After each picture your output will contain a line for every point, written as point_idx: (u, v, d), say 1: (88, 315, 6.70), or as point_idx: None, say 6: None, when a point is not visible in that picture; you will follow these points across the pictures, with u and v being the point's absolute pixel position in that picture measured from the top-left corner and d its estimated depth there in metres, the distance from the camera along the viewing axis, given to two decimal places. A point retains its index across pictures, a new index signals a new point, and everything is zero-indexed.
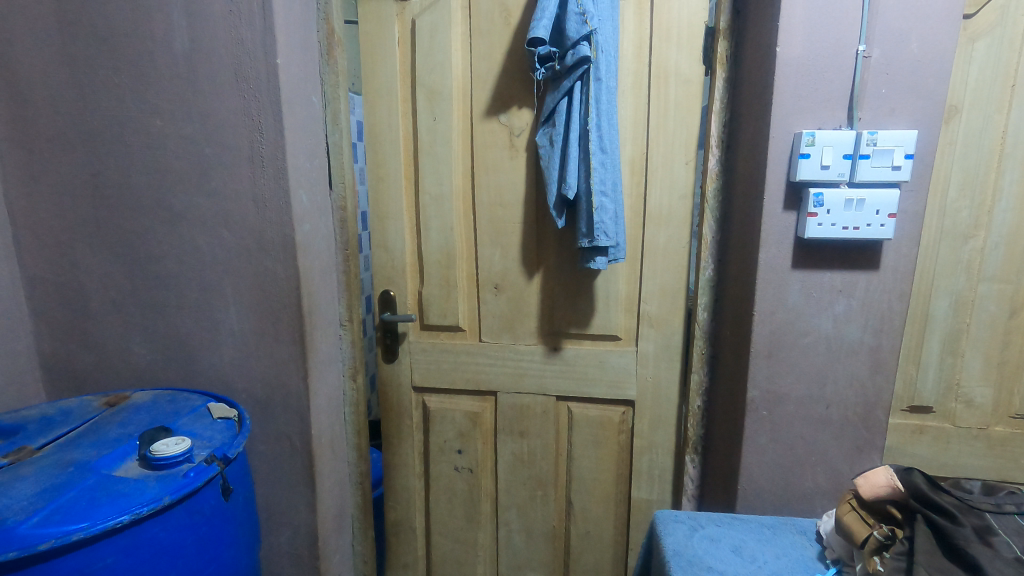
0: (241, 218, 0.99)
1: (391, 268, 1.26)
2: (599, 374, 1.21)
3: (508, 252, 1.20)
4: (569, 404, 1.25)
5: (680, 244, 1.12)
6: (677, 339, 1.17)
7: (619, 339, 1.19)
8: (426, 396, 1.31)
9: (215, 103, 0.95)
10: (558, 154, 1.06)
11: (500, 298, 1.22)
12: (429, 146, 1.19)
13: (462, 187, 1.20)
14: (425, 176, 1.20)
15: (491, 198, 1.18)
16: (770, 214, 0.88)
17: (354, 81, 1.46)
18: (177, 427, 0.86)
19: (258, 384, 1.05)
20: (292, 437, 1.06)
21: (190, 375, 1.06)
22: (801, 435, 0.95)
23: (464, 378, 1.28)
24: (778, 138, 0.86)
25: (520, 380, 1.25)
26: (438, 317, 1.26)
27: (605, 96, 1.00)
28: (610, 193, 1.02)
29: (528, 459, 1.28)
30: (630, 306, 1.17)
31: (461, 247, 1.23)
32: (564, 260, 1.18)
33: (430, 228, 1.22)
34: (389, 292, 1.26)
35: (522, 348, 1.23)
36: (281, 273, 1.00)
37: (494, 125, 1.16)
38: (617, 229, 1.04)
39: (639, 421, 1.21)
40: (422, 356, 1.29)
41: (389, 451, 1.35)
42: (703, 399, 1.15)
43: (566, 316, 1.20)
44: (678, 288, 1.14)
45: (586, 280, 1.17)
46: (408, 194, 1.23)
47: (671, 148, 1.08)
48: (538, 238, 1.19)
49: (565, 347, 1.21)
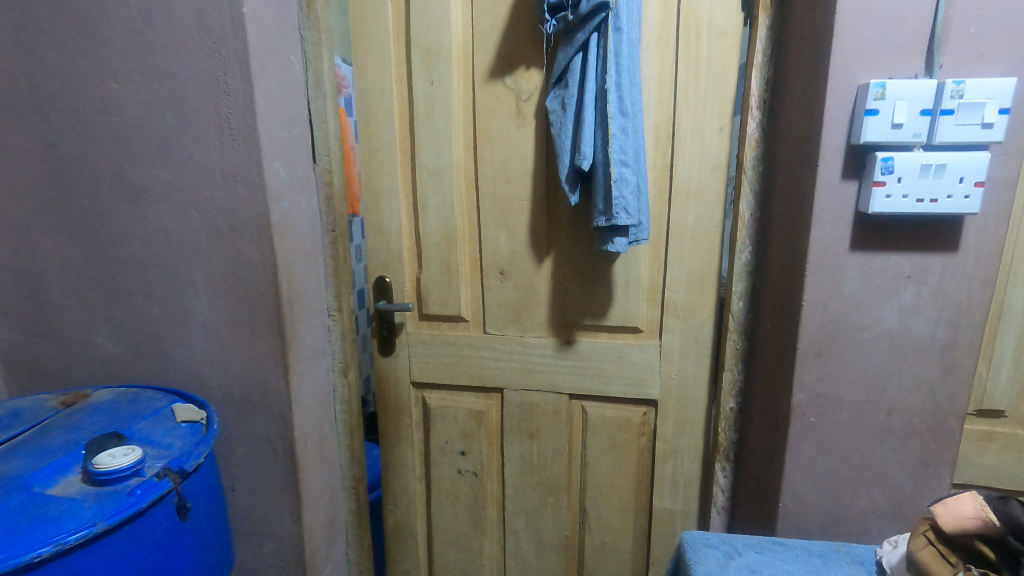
0: (209, 194, 0.87)
1: (387, 252, 1.15)
2: (617, 371, 1.07)
3: (515, 234, 1.07)
4: (584, 402, 1.11)
5: (712, 224, 0.97)
6: (706, 333, 1.01)
7: (640, 332, 1.05)
8: (427, 392, 1.21)
9: (177, 62, 0.83)
10: (571, 119, 0.91)
11: (506, 286, 1.10)
12: (425, 114, 1.06)
13: (463, 161, 1.08)
14: (422, 148, 1.08)
15: (495, 171, 1.05)
16: (825, 185, 0.73)
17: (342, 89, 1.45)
18: (133, 433, 0.76)
19: (235, 382, 0.94)
20: (273, 439, 0.95)
21: (159, 371, 0.95)
22: (854, 446, 0.81)
23: (468, 373, 1.16)
24: (837, 93, 0.71)
25: (528, 377, 1.13)
26: (438, 306, 1.14)
27: (627, 49, 0.86)
28: (632, 163, 0.86)
29: (537, 462, 1.16)
30: (653, 294, 1.03)
31: (462, 227, 1.10)
32: (577, 242, 1.04)
33: (428, 208, 1.10)
34: (385, 278, 1.15)
35: (531, 341, 1.11)
36: (256, 257, 0.88)
37: (499, 89, 1.02)
38: (641, 206, 0.88)
39: (663, 424, 1.07)
40: (421, 349, 1.18)
41: (388, 450, 1.25)
42: (736, 401, 0.99)
43: (580, 306, 1.06)
44: (707, 274, 0.99)
45: (603, 265, 1.03)
46: (405, 169, 1.11)
47: (703, 112, 0.93)
48: (548, 217, 1.05)
49: (579, 341, 1.08)
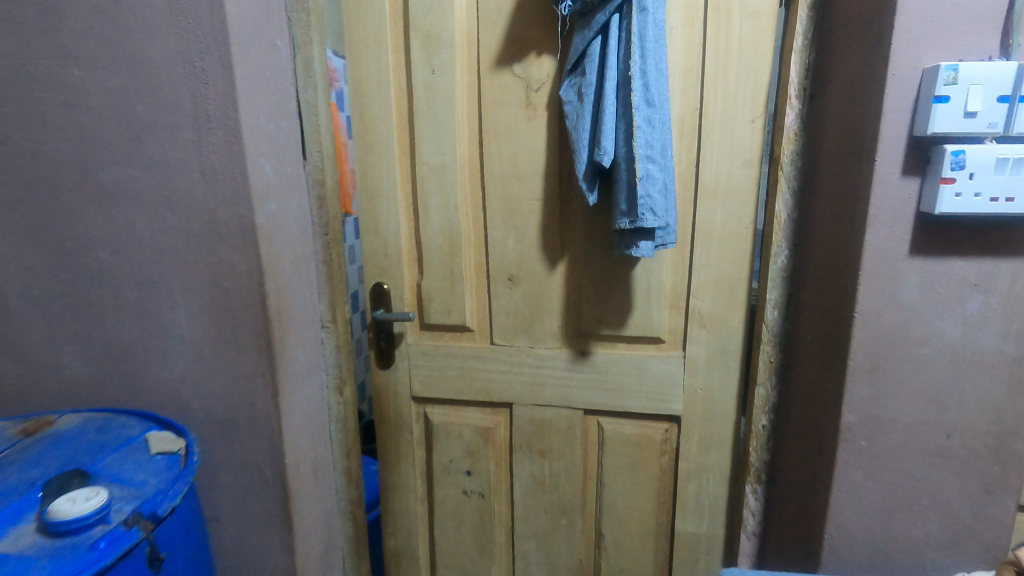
0: (187, 195, 0.78)
1: (384, 256, 1.06)
2: (637, 384, 0.99)
3: (525, 236, 0.98)
4: (599, 418, 1.03)
5: (742, 224, 0.88)
6: (734, 343, 0.93)
7: (661, 342, 0.97)
8: (429, 407, 1.12)
9: (147, 46, 0.74)
10: (590, 110, 0.83)
11: (515, 293, 1.01)
12: (426, 106, 0.97)
13: (467, 157, 0.99)
14: (423, 143, 0.99)
15: (503, 168, 0.96)
16: (883, 182, 0.65)
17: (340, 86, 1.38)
18: (101, 468, 0.67)
19: (218, 403, 0.85)
20: (261, 466, 0.86)
21: (133, 391, 0.85)
22: (909, 472, 0.73)
23: (474, 387, 1.08)
24: (899, 77, 0.62)
25: (539, 391, 1.04)
26: (440, 315, 1.06)
27: (653, 32, 0.77)
28: (658, 159, 0.78)
29: (549, 482, 1.08)
30: (677, 301, 0.95)
31: (467, 230, 1.01)
32: (594, 245, 0.95)
33: (430, 209, 1.01)
34: (382, 284, 1.07)
35: (542, 353, 1.03)
36: (240, 265, 0.79)
37: (507, 78, 0.93)
38: (669, 206, 0.80)
39: (686, 441, 0.99)
40: (422, 361, 1.09)
41: (387, 469, 1.16)
42: (769, 418, 0.91)
43: (596, 314, 0.98)
44: (736, 280, 0.90)
45: (622, 270, 0.94)
46: (404, 166, 1.02)
47: (734, 102, 0.84)
48: (561, 217, 0.96)
49: (594, 353, 1.00)
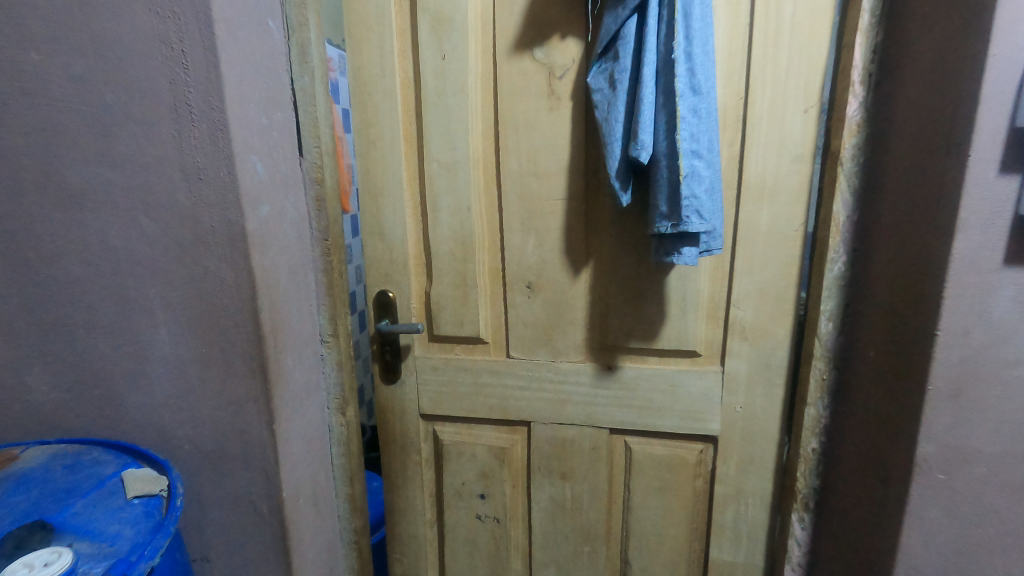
0: (167, 198, 0.68)
1: (390, 262, 0.97)
2: (669, 402, 0.90)
3: (546, 240, 0.89)
4: (627, 438, 0.94)
5: (791, 227, 0.79)
6: (779, 358, 0.84)
7: (697, 356, 0.88)
8: (439, 425, 1.03)
9: (117, 25, 0.63)
10: (624, 99, 0.73)
11: (535, 302, 0.92)
12: (436, 96, 0.88)
13: (482, 153, 0.90)
14: (433, 137, 0.90)
15: (522, 165, 0.87)
16: (976, 180, 0.56)
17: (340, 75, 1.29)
18: (66, 520, 0.57)
19: (206, 432, 0.75)
20: (255, 501, 0.77)
21: (110, 420, 0.75)
22: (993, 509, 0.64)
23: (488, 404, 0.99)
24: (1002, 57, 0.53)
25: (561, 409, 0.95)
26: (452, 326, 0.97)
27: (699, 9, 0.68)
28: (705, 154, 0.69)
29: (571, 507, 0.99)
30: (715, 312, 0.86)
31: (481, 232, 0.92)
32: (623, 249, 0.86)
33: (440, 210, 0.92)
34: (387, 293, 0.98)
35: (564, 368, 0.93)
36: (228, 277, 0.69)
37: (527, 64, 0.83)
38: (716, 207, 0.70)
39: (723, 464, 0.90)
40: (432, 376, 1.00)
41: (393, 492, 1.07)
42: (819, 440, 0.82)
43: (625, 326, 0.89)
44: (783, 288, 0.81)
45: (654, 278, 0.85)
46: (412, 163, 0.93)
47: (785, 90, 0.75)
48: (587, 219, 0.87)
49: (622, 368, 0.91)
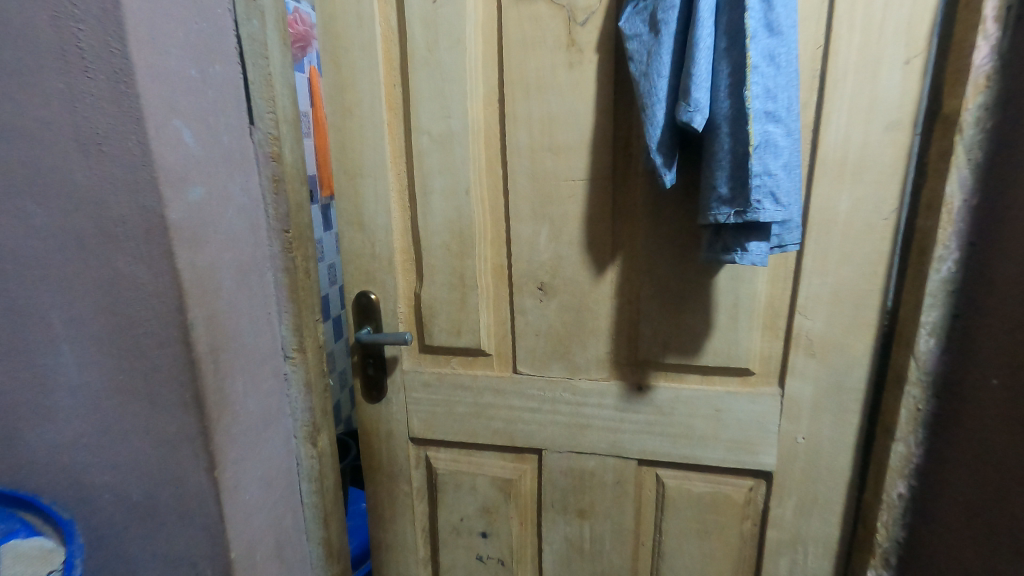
0: (60, 177, 0.50)
1: (371, 258, 0.80)
2: (713, 430, 0.73)
3: (563, 231, 0.72)
4: (659, 472, 0.78)
5: (878, 215, 0.62)
6: (855, 380, 0.67)
7: (749, 375, 0.71)
8: (433, 451, 0.87)
9: None
10: (670, 47, 0.55)
11: (548, 308, 0.75)
12: (426, 51, 0.70)
13: (484, 124, 0.72)
14: (421, 103, 0.72)
15: (533, 138, 0.70)
16: None
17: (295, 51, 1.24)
18: None
19: (132, 480, 0.58)
20: (197, 565, 0.60)
21: (7, 465, 0.59)
22: None
23: (491, 429, 0.82)
24: None
25: (579, 436, 0.79)
26: (447, 335, 0.80)
27: None
28: (783, 117, 0.52)
29: (590, 549, 0.83)
30: (774, 321, 0.69)
31: (482, 222, 0.75)
32: (661, 244, 0.68)
33: (433, 193, 0.75)
34: (369, 295, 0.81)
35: (584, 387, 0.77)
36: (149, 282, 0.52)
37: (541, 7, 0.66)
38: (794, 189, 0.53)
39: (779, 505, 0.74)
40: (423, 394, 0.84)
41: (380, 527, 0.91)
42: (907, 484, 0.66)
43: (661, 338, 0.72)
44: (865, 293, 0.64)
45: (699, 279, 0.68)
46: (396, 137, 0.76)
47: (880, 35, 0.57)
48: (615, 205, 0.70)
49: (655, 387, 0.74)
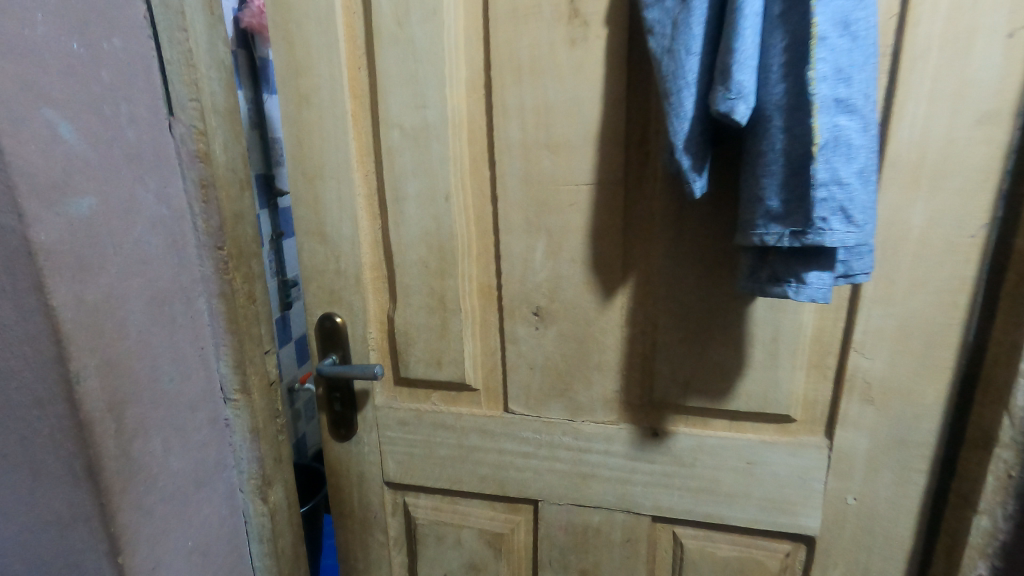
0: None
1: (336, 275, 0.67)
2: (744, 486, 0.61)
3: (563, 246, 0.59)
4: (677, 531, 0.65)
5: (962, 232, 0.49)
6: (923, 432, 0.54)
7: (789, 422, 0.59)
8: (412, 497, 0.74)
9: None
10: (703, 13, 0.42)
11: (545, 337, 0.62)
12: (396, 25, 0.57)
13: (466, 115, 0.59)
14: (391, 90, 0.59)
15: (526, 132, 0.57)
16: None
17: (249, 33, 1.14)
18: None
19: (20, 566, 0.47)
20: None
21: None
22: None
23: (478, 476, 0.70)
24: None
25: (582, 487, 0.66)
26: (425, 366, 0.67)
27: None
28: (861, 105, 0.38)
29: None
30: (822, 359, 0.56)
31: (466, 234, 0.62)
32: (684, 263, 0.56)
33: (406, 199, 0.62)
34: (335, 318, 0.68)
35: (588, 431, 0.64)
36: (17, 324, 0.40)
37: None
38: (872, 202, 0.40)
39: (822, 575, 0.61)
40: (399, 434, 0.71)
41: None
42: (989, 564, 0.53)
43: (681, 376, 0.59)
44: (940, 327, 0.51)
45: (731, 306, 0.56)
46: (362, 131, 0.63)
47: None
48: (627, 215, 0.57)
49: (674, 434, 0.62)
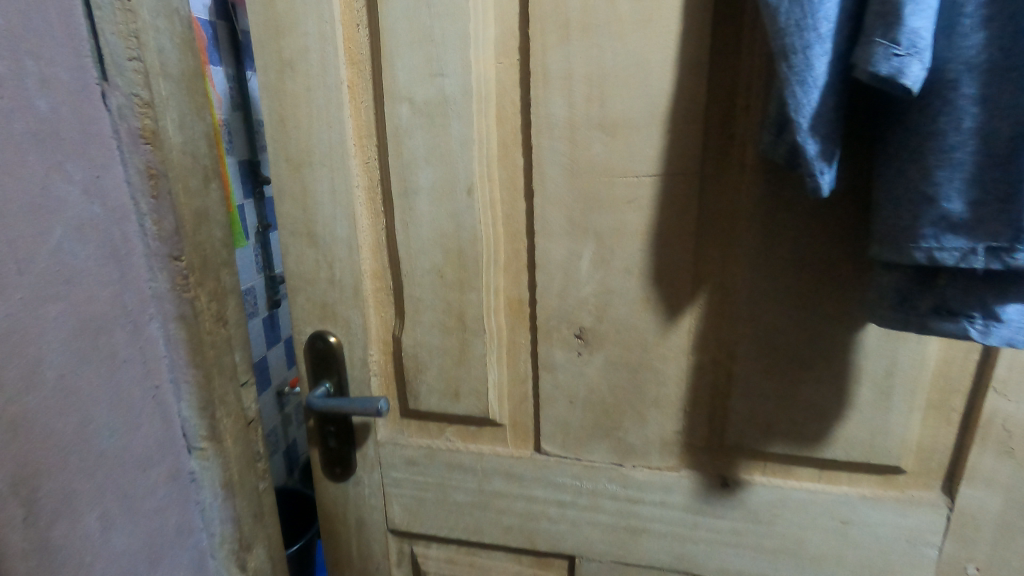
0: None
1: (329, 285, 0.54)
2: (837, 549, 0.49)
3: (617, 254, 0.47)
4: None
5: None
6: None
7: (898, 474, 0.47)
8: (421, 547, 0.63)
9: None
10: None
11: (590, 366, 0.50)
12: None
13: (495, 86, 0.46)
14: (399, 53, 0.46)
15: (574, 107, 0.44)
16: None
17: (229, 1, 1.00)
18: None
19: None
20: None
21: None
22: None
23: (503, 526, 0.58)
24: None
25: (630, 543, 0.55)
26: (439, 397, 0.55)
27: None
28: None
29: None
30: (946, 398, 0.44)
31: (492, 237, 0.50)
32: (775, 277, 0.44)
33: (417, 193, 0.49)
34: (328, 337, 0.56)
35: (640, 479, 0.52)
36: None
37: None
38: None
39: None
40: (407, 475, 0.59)
41: None
42: None
43: (763, 416, 0.47)
44: None
45: (834, 332, 0.44)
46: (361, 106, 0.50)
47: None
48: (701, 215, 0.45)
49: (750, 486, 0.50)
